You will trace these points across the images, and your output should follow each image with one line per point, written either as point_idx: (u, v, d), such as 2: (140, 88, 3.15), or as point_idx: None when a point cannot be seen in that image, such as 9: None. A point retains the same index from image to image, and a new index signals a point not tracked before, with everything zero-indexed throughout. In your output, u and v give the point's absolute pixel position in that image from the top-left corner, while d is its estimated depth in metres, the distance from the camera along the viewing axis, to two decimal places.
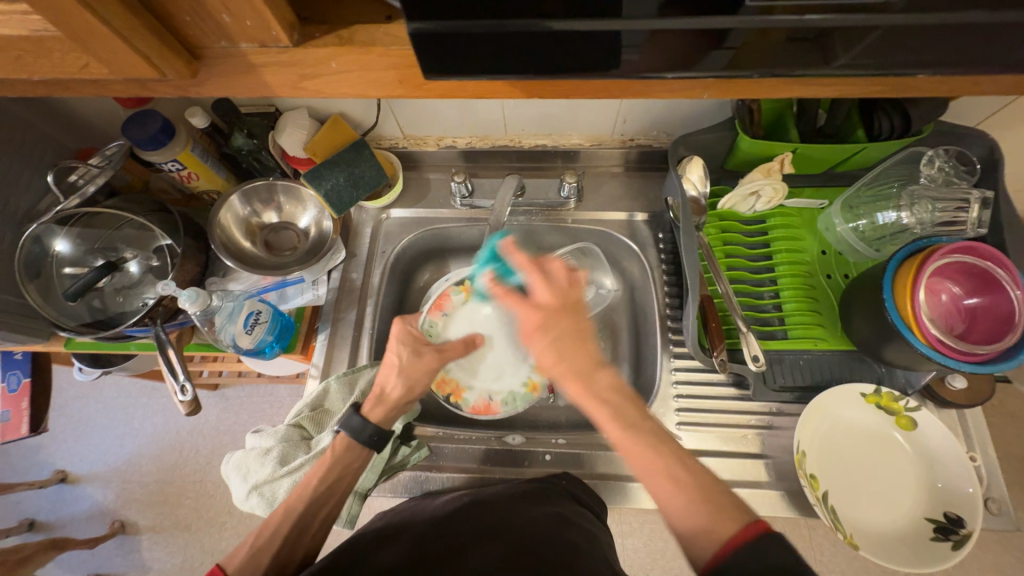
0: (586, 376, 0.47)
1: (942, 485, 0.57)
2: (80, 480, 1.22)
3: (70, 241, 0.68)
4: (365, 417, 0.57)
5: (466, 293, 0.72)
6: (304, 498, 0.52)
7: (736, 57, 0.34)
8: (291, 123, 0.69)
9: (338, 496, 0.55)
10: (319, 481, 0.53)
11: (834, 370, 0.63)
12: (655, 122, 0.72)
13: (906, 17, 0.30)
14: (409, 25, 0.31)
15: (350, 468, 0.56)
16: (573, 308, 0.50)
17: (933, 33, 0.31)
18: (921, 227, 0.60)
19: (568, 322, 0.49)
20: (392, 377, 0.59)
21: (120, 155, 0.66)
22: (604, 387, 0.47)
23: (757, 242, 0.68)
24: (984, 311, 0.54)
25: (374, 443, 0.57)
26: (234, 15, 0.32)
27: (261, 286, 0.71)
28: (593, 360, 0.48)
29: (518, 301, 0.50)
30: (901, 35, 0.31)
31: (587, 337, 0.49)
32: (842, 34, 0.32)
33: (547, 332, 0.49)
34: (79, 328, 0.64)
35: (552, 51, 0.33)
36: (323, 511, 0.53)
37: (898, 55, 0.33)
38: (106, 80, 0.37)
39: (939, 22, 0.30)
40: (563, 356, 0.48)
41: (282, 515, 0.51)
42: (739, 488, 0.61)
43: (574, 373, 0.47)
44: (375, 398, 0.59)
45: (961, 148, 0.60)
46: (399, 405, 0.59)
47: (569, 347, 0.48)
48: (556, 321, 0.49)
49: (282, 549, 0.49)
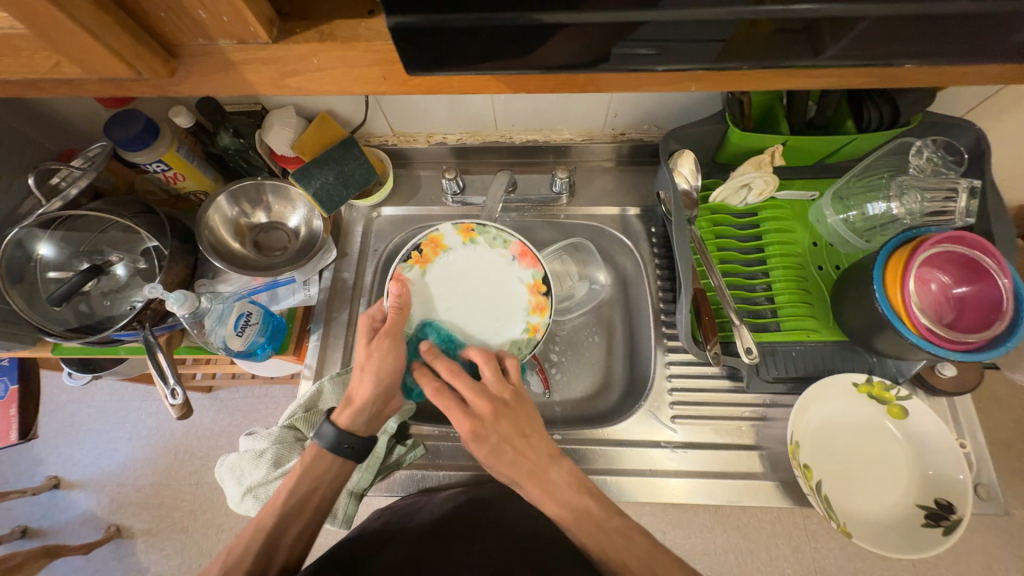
0: (541, 476, 0.50)
1: (932, 472, 0.58)
2: (74, 486, 1.21)
3: (54, 244, 0.67)
4: (337, 424, 0.56)
5: (419, 265, 0.67)
6: (276, 512, 0.53)
7: (724, 49, 0.33)
8: (278, 121, 0.68)
9: (314, 510, 0.54)
10: (290, 495, 0.53)
11: (826, 361, 0.63)
12: (645, 116, 0.72)
13: (889, 8, 0.30)
14: (392, 18, 0.30)
15: (322, 478, 0.55)
16: (512, 406, 0.52)
17: (916, 22, 0.31)
18: (911, 218, 0.60)
19: (508, 422, 0.51)
20: (356, 377, 0.57)
21: (103, 157, 0.65)
22: (560, 485, 0.49)
23: (749, 235, 0.68)
24: (973, 300, 0.55)
25: (348, 453, 0.55)
26: (210, 11, 0.32)
27: (251, 287, 0.70)
28: (542, 457, 0.50)
29: (453, 409, 0.52)
30: (885, 25, 0.31)
31: (531, 432, 0.51)
32: (824, 27, 0.32)
33: (487, 437, 0.50)
34: (65, 334, 0.63)
35: (537, 44, 0.32)
36: (296, 523, 0.53)
37: (879, 45, 0.33)
38: (81, 80, 0.36)
39: (922, 11, 0.30)
40: (511, 459, 0.50)
41: (253, 530, 0.52)
42: (733, 479, 0.62)
43: (527, 475, 0.50)
44: (343, 403, 0.57)
45: (949, 138, 0.61)
46: (366, 406, 0.56)
47: (514, 448, 0.50)
48: (493, 424, 0.51)
49: (257, 564, 0.50)
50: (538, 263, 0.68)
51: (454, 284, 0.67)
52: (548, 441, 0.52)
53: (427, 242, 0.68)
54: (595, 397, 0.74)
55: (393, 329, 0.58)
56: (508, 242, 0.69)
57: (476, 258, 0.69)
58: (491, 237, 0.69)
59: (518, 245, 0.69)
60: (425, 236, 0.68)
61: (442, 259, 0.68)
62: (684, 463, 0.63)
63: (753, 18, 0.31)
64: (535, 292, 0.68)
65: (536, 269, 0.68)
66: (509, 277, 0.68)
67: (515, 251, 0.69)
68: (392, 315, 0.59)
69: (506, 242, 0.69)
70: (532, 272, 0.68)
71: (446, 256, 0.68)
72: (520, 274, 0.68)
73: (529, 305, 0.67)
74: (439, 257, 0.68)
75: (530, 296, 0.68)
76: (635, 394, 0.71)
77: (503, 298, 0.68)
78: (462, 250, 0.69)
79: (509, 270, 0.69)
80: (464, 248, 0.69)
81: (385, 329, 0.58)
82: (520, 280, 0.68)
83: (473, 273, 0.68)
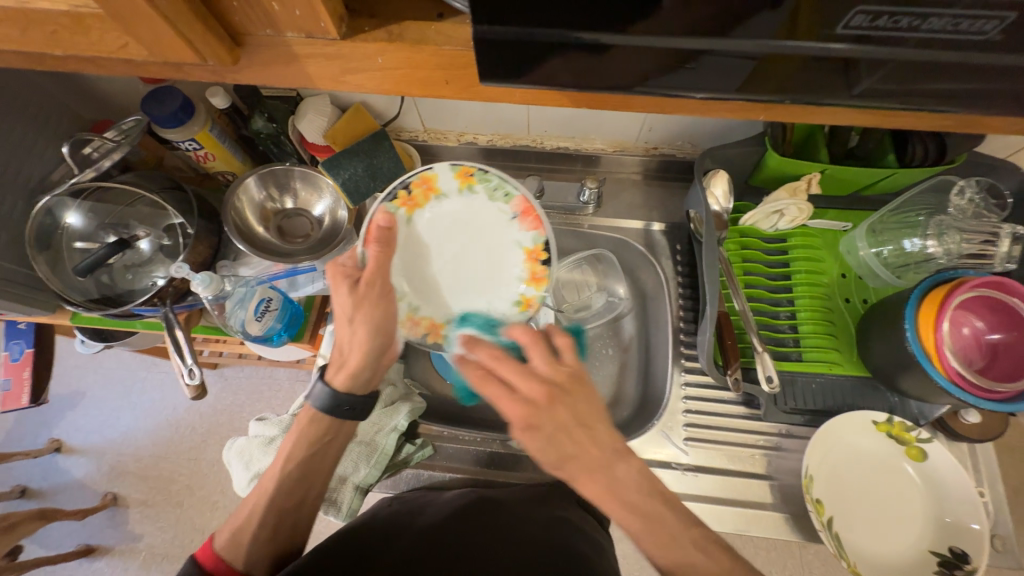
0: (605, 471, 0.45)
1: (950, 519, 0.57)
2: (74, 451, 1.22)
3: (82, 214, 0.67)
4: (331, 384, 0.55)
5: (406, 208, 0.64)
6: (275, 479, 0.53)
7: (755, 79, 0.32)
8: (312, 109, 0.67)
9: (315, 473, 0.54)
10: (288, 466, 0.53)
11: (846, 396, 0.62)
12: (680, 132, 0.71)
13: (960, 56, 0.28)
14: (476, 27, 0.29)
15: (317, 444, 0.54)
16: (570, 390, 0.47)
17: (986, 72, 0.29)
18: (947, 258, 0.59)
19: (564, 410, 0.46)
20: (348, 330, 0.56)
21: (138, 131, 0.65)
22: (628, 485, 0.44)
23: (777, 261, 0.67)
24: (1006, 349, 0.53)
25: (347, 415, 0.55)
26: (283, 4, 0.31)
27: (272, 272, 0.70)
28: (608, 451, 0.45)
29: (502, 396, 0.46)
30: (981, 74, 0.29)
31: (589, 419, 0.46)
32: (888, 66, 0.29)
33: (539, 428, 0.45)
34: (87, 304, 0.63)
35: (602, 64, 0.31)
36: (295, 492, 0.53)
37: (946, 89, 0.31)
38: (143, 62, 0.36)
39: (996, 62, 0.28)
40: (567, 453, 0.45)
41: (255, 499, 0.52)
42: (742, 508, 0.61)
43: (591, 468, 0.44)
44: (336, 363, 0.56)
45: (992, 180, 0.60)
46: (361, 367, 0.55)
47: (570, 438, 0.45)
48: (547, 412, 0.45)
49: (262, 533, 0.51)
50: (541, 226, 0.64)
51: (444, 233, 0.65)
52: (609, 433, 0.46)
53: (419, 182, 0.65)
54: (606, 410, 0.73)
55: (377, 276, 0.56)
56: (510, 197, 0.65)
57: (471, 207, 0.66)
58: (492, 187, 0.65)
59: (521, 201, 0.65)
60: (418, 175, 0.65)
61: (433, 204, 0.65)
62: (693, 487, 0.63)
63: (836, 59, 0.29)
64: (532, 258, 0.64)
65: (537, 232, 0.65)
66: (506, 236, 0.65)
67: (518, 209, 0.65)
68: (371, 257, 0.55)
69: (508, 196, 0.65)
70: (532, 235, 0.64)
71: (438, 201, 0.65)
72: (518, 235, 0.65)
73: (525, 273, 0.65)
74: (430, 202, 0.65)
75: (527, 263, 0.64)
76: (645, 412, 0.70)
77: (496, 258, 0.65)
78: (456, 197, 0.66)
79: (506, 227, 0.65)
80: (459, 196, 0.66)
81: (367, 277, 0.55)
82: (517, 242, 0.65)
83: (465, 223, 0.66)
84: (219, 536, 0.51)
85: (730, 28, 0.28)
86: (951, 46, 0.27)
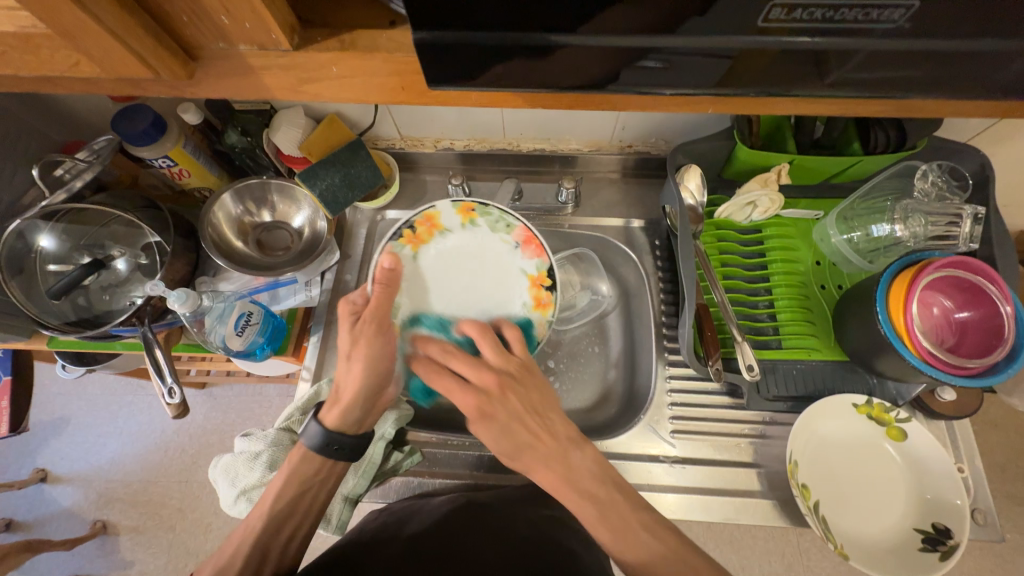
0: (562, 462, 0.50)
1: (931, 496, 0.58)
2: (61, 479, 1.19)
3: (55, 237, 0.66)
4: (324, 422, 0.54)
5: (411, 245, 0.64)
6: (265, 514, 0.52)
7: (726, 75, 0.33)
8: (287, 122, 0.67)
9: (307, 508, 0.54)
10: (277, 501, 0.52)
11: (826, 380, 0.63)
12: (653, 129, 0.73)
13: (890, 41, 0.29)
14: (420, 34, 0.30)
15: (309, 480, 0.54)
16: (519, 378, 0.53)
17: (916, 58, 0.30)
18: (915, 240, 0.61)
19: (516, 398, 0.52)
20: (343, 366, 0.56)
21: (108, 151, 0.64)
22: (596, 486, 0.49)
23: (753, 252, 0.68)
24: (975, 325, 0.55)
25: (337, 454, 0.54)
26: (232, 17, 0.32)
27: (254, 286, 0.70)
28: (565, 441, 0.51)
29: (455, 388, 0.52)
30: (914, 61, 0.30)
31: (541, 406, 0.52)
32: (830, 54, 0.31)
33: (491, 416, 0.51)
34: (63, 327, 0.62)
35: (550, 66, 0.32)
36: (286, 528, 0.52)
37: (884, 76, 0.32)
38: (98, 79, 0.36)
39: (920, 47, 0.30)
40: (517, 440, 0.51)
41: (242, 535, 0.51)
42: (730, 497, 0.62)
43: (546, 458, 0.50)
44: (331, 400, 0.56)
45: (953, 163, 0.62)
46: (353, 404, 0.55)
47: (523, 426, 0.51)
48: (496, 401, 0.51)
49: (248, 571, 0.49)
50: (543, 252, 0.65)
51: (450, 268, 0.64)
52: (564, 424, 0.52)
53: (421, 221, 0.66)
54: (594, 408, 0.73)
55: (379, 313, 0.56)
56: (511, 227, 0.66)
57: (474, 240, 0.66)
58: (493, 220, 0.67)
59: (522, 231, 0.66)
60: (420, 215, 0.66)
61: (437, 240, 0.65)
62: (682, 479, 0.63)
63: (773, 49, 0.31)
64: (538, 284, 0.65)
65: (541, 259, 0.66)
66: (512, 265, 0.66)
67: (520, 238, 0.66)
68: (376, 295, 0.56)
69: (509, 227, 0.66)
70: (536, 262, 0.65)
71: (442, 237, 0.65)
72: (523, 263, 0.65)
73: (530, 298, 0.65)
74: (433, 238, 0.65)
75: (532, 289, 0.65)
76: (633, 406, 0.70)
77: (504, 288, 0.65)
78: (459, 232, 0.66)
79: (511, 257, 0.66)
80: (463, 230, 0.66)
81: (368, 313, 0.56)
82: (522, 269, 0.65)
83: (470, 257, 0.65)
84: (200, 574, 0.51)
85: (673, 21, 0.29)
86: (870, 33, 0.29)
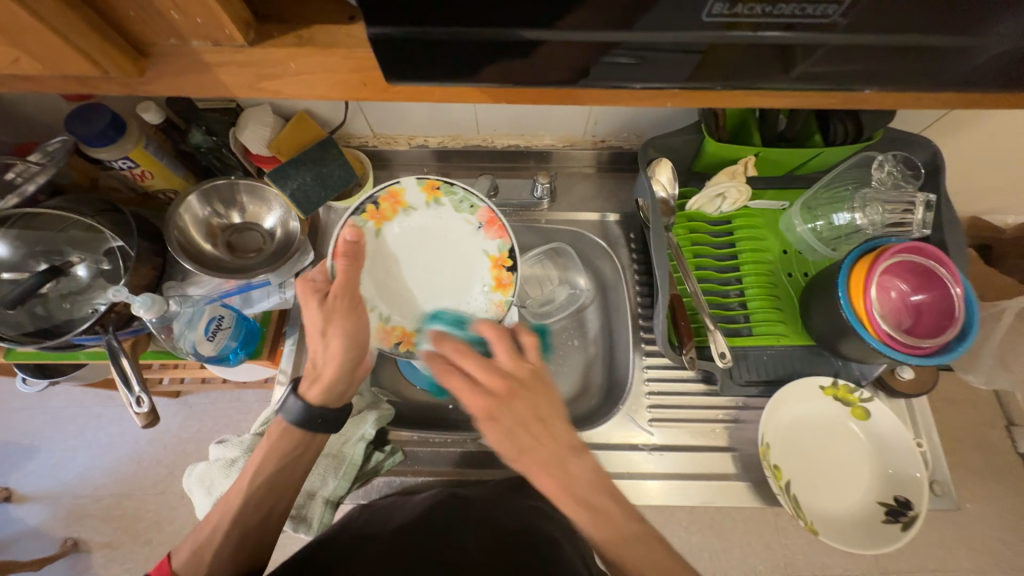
0: (560, 469, 0.48)
1: (892, 471, 0.61)
2: (26, 498, 1.14)
3: (8, 244, 0.63)
4: (304, 398, 0.54)
5: (374, 221, 0.64)
6: (242, 495, 0.51)
7: (699, 67, 0.33)
8: (253, 120, 0.66)
9: (285, 488, 0.54)
10: (256, 477, 0.52)
11: (795, 364, 0.65)
12: (624, 124, 0.74)
13: (847, 37, 0.31)
14: (377, 29, 0.30)
15: (291, 454, 0.54)
16: (527, 384, 0.51)
17: (861, 52, 0.32)
18: (873, 228, 0.64)
19: (524, 404, 0.50)
20: (318, 343, 0.56)
21: (63, 152, 0.62)
22: (581, 481, 0.48)
23: (723, 242, 0.70)
24: (929, 307, 0.58)
25: (320, 427, 0.54)
26: (183, 12, 0.31)
27: (223, 290, 0.68)
28: (564, 446, 0.49)
29: (462, 388, 0.50)
30: (859, 55, 0.32)
31: (547, 414, 0.50)
32: (781, 48, 0.32)
33: (500, 420, 0.49)
34: (20, 338, 0.59)
35: (510, 63, 0.33)
36: (265, 505, 0.52)
37: (836, 70, 0.33)
38: (44, 77, 0.35)
39: (864, 42, 0.31)
40: (523, 444, 0.49)
41: (221, 512, 0.51)
42: (706, 481, 0.63)
43: (547, 461, 0.48)
44: (310, 377, 0.56)
45: (907, 153, 0.64)
46: (334, 380, 0.55)
47: (530, 431, 0.49)
48: (503, 405, 0.49)
49: (228, 545, 0.50)
50: (505, 233, 0.64)
51: (415, 246, 0.65)
52: (567, 429, 0.51)
53: (386, 196, 0.64)
54: (575, 400, 0.74)
55: (345, 288, 0.56)
56: (475, 208, 0.65)
57: (439, 219, 0.66)
58: (457, 199, 0.65)
59: (486, 211, 0.65)
60: (384, 189, 0.64)
61: (401, 218, 0.65)
62: (660, 465, 0.65)
63: (728, 44, 0.31)
64: (499, 265, 0.65)
65: (503, 240, 0.65)
66: (474, 246, 0.65)
67: (483, 219, 0.65)
68: (341, 271, 0.56)
69: (473, 207, 0.65)
70: (498, 243, 0.65)
71: (406, 214, 0.65)
72: (485, 244, 0.65)
73: (491, 280, 0.65)
74: (397, 215, 0.65)
75: (493, 270, 0.65)
76: (613, 397, 0.72)
77: (465, 268, 0.65)
78: (424, 211, 0.65)
79: (474, 238, 0.65)
80: (427, 209, 0.65)
81: (338, 289, 0.56)
82: (484, 251, 0.65)
83: (434, 236, 0.66)
84: (177, 554, 0.51)
85: (634, 14, 0.29)
86: (811, 28, 0.30)
